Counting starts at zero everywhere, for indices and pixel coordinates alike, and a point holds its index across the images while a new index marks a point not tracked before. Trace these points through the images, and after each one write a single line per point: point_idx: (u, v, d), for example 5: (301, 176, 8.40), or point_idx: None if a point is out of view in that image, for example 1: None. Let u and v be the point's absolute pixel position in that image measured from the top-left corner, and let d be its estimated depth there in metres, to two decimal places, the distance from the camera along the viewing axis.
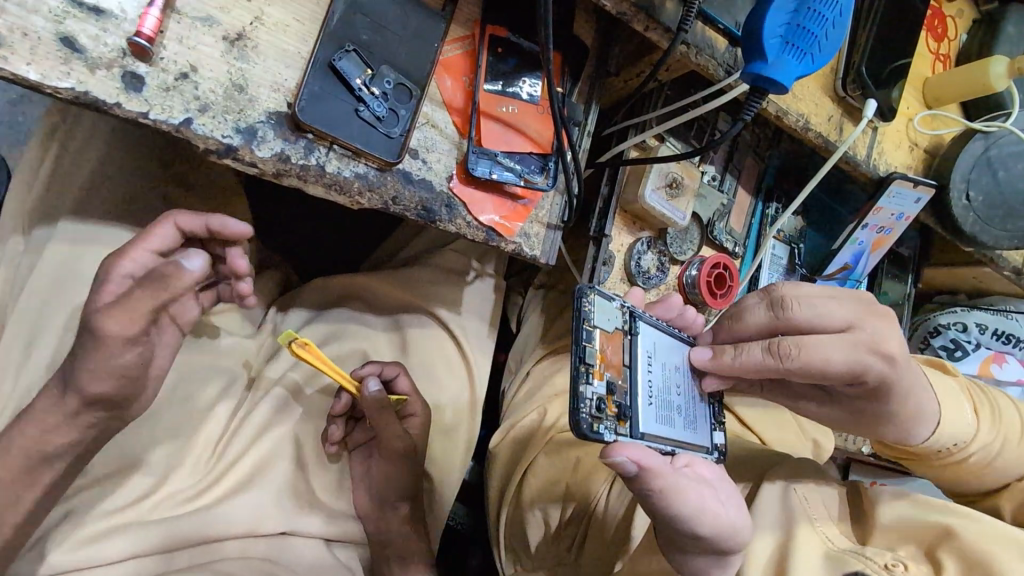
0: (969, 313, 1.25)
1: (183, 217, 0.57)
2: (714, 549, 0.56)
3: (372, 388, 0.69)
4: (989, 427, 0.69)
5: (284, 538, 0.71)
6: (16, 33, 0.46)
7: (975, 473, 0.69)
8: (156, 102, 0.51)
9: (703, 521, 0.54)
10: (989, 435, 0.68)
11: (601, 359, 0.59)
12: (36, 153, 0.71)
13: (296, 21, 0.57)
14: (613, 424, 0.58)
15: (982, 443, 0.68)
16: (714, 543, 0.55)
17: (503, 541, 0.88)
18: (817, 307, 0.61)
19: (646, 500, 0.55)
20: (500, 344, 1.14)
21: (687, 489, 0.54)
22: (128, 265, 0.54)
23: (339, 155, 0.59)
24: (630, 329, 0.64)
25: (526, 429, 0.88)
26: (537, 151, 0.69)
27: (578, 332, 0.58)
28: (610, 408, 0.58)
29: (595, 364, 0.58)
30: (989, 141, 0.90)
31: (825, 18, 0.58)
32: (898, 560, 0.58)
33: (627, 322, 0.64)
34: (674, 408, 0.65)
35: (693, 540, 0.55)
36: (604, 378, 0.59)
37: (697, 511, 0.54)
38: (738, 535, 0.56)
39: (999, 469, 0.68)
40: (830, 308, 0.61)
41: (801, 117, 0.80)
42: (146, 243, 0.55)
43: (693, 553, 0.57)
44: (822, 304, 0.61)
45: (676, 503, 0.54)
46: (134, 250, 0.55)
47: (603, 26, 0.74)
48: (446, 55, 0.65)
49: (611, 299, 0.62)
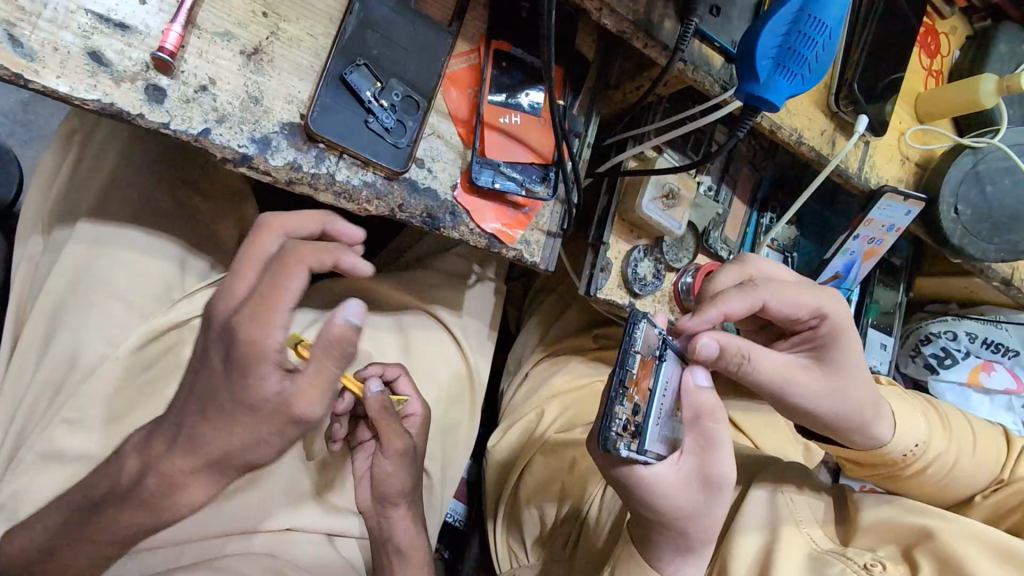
0: (959, 322, 1.27)
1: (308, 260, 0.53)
2: (681, 544, 0.59)
3: (374, 390, 0.71)
4: (944, 438, 0.75)
5: (288, 534, 0.73)
6: (47, 48, 0.48)
7: (942, 483, 0.75)
8: (177, 113, 0.53)
9: (695, 520, 0.57)
10: (951, 446, 0.75)
11: (635, 383, 0.58)
12: (57, 156, 0.74)
13: (310, 36, 0.59)
14: (629, 441, 0.57)
15: (943, 451, 0.74)
16: (692, 544, 0.59)
17: (501, 533, 0.94)
18: (775, 272, 0.74)
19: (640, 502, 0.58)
20: (500, 346, 1.22)
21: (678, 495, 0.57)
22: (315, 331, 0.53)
23: (349, 163, 0.62)
24: (663, 355, 0.61)
25: (524, 429, 0.97)
26: (538, 161, 0.72)
27: (625, 354, 0.57)
28: (628, 428, 0.57)
29: (630, 388, 0.57)
30: (977, 157, 0.93)
31: (815, 41, 0.60)
32: (877, 559, 0.61)
33: (661, 348, 0.61)
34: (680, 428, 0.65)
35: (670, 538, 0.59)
36: (632, 401, 0.58)
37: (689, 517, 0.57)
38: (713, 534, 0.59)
39: (963, 475, 0.75)
40: (780, 272, 0.74)
41: (795, 131, 0.83)
42: (278, 303, 0.52)
43: (658, 549, 0.60)
44: (774, 269, 0.74)
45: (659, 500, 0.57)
46: (273, 313, 0.52)
47: (604, 42, 0.77)
48: (451, 68, 0.68)
49: (653, 323, 0.61)
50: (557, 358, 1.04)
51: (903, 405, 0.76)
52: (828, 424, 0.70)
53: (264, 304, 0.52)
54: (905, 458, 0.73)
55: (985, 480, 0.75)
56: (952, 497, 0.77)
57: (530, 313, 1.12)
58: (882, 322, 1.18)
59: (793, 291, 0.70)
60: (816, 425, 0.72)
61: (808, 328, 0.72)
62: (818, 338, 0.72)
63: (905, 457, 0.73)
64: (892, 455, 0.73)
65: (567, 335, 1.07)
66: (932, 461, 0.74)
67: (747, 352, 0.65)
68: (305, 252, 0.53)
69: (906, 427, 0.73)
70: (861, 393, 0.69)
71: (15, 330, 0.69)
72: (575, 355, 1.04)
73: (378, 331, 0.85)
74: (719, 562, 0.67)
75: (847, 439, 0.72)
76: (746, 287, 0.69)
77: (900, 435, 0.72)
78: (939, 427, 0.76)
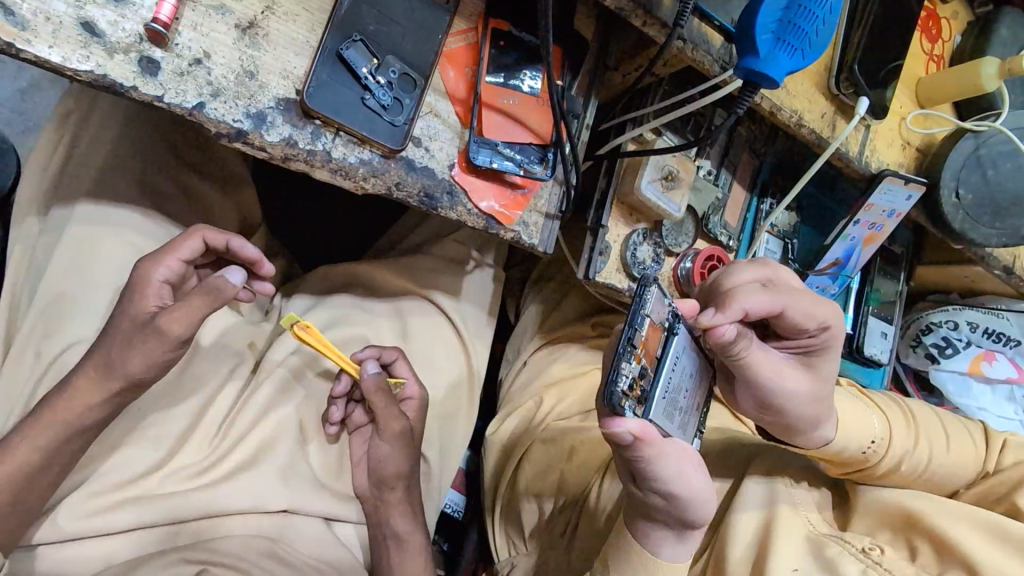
0: (960, 312, 1.25)
1: (211, 233, 0.63)
2: (676, 521, 0.58)
3: (371, 370, 0.73)
4: (904, 434, 0.73)
5: (286, 518, 0.72)
6: (39, 17, 0.48)
7: (913, 479, 0.72)
8: (170, 86, 0.53)
9: (657, 463, 0.55)
10: (909, 441, 0.72)
11: (642, 346, 0.57)
12: (51, 136, 0.74)
13: (306, 11, 0.59)
14: (633, 406, 0.56)
15: (903, 446, 0.72)
16: (674, 502, 0.56)
17: (498, 522, 0.93)
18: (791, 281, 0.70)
19: (634, 465, 0.56)
20: (499, 336, 1.21)
21: (672, 451, 0.56)
22: (163, 271, 0.60)
23: (345, 141, 0.61)
24: (671, 327, 0.61)
25: (522, 416, 0.96)
26: (536, 142, 0.71)
27: (635, 314, 0.57)
28: (634, 390, 0.57)
29: (637, 349, 0.57)
30: (979, 140, 0.92)
31: (816, 15, 0.60)
32: (875, 543, 0.61)
33: (670, 320, 0.62)
34: (680, 407, 0.63)
35: (663, 504, 0.57)
36: (639, 363, 0.57)
37: (677, 474, 0.55)
38: (693, 487, 0.56)
39: (941, 471, 0.73)
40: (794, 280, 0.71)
41: (795, 113, 0.82)
42: (176, 253, 0.61)
43: (656, 521, 0.59)
44: (789, 277, 0.71)
45: (660, 467, 0.55)
46: (167, 258, 0.61)
47: (603, 22, 0.76)
48: (450, 46, 0.67)
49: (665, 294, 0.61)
50: (557, 346, 1.04)
51: (853, 403, 0.74)
52: (788, 420, 0.69)
53: (165, 252, 0.61)
54: (864, 456, 0.70)
55: (958, 473, 0.73)
56: (935, 488, 0.74)
57: (529, 302, 1.11)
58: (883, 311, 1.17)
59: (807, 303, 0.68)
60: (781, 426, 0.71)
61: (807, 337, 0.70)
62: (816, 344, 0.70)
63: (863, 454, 0.70)
64: (850, 453, 0.70)
65: (566, 323, 1.07)
66: (893, 457, 0.71)
67: (750, 346, 0.65)
68: (202, 231, 0.62)
69: (858, 424, 0.71)
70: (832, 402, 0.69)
71: (11, 312, 0.69)
72: (574, 343, 1.04)
73: (375, 315, 0.85)
74: (716, 548, 0.67)
75: (795, 439, 0.71)
76: (768, 289, 0.66)
77: (851, 433, 0.70)
78: (894, 423, 0.74)
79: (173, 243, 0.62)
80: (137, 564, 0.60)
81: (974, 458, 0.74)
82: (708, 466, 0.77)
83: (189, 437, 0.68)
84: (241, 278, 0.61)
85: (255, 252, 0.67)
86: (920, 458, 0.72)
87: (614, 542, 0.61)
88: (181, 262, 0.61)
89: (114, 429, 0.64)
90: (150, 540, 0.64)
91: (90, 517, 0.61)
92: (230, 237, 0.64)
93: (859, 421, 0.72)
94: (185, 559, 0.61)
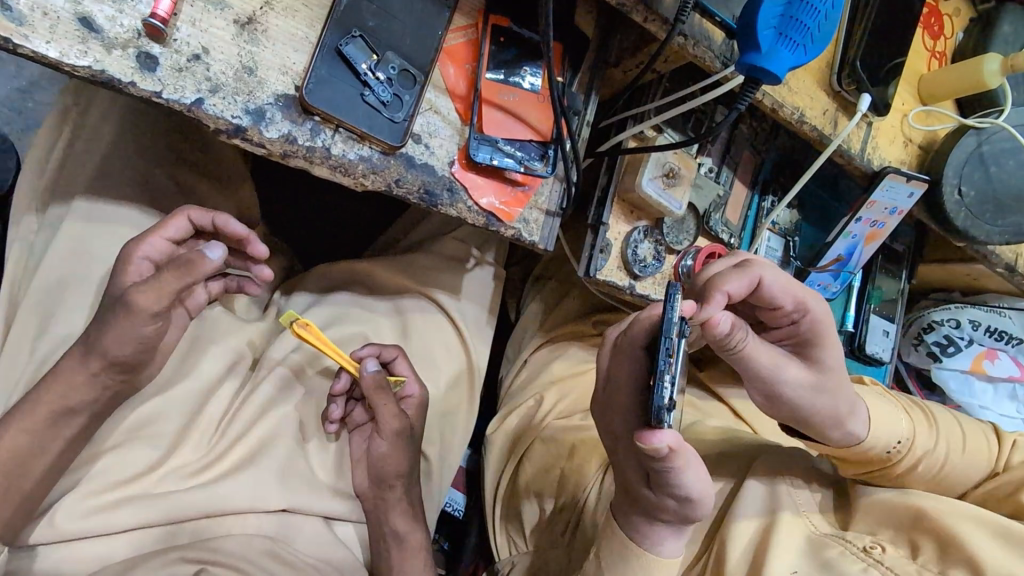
0: (963, 309, 1.26)
1: (196, 213, 0.63)
2: (683, 520, 0.58)
3: (371, 368, 0.73)
4: (926, 433, 0.72)
5: (285, 517, 0.71)
6: (36, 12, 0.48)
7: (931, 479, 0.72)
8: (169, 82, 0.53)
9: (685, 471, 0.54)
10: (931, 441, 0.72)
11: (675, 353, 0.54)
12: (49, 133, 0.73)
13: (305, 7, 0.59)
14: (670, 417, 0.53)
15: (925, 446, 0.71)
16: (689, 504, 0.56)
17: (499, 520, 0.93)
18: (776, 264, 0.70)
19: (658, 472, 0.55)
20: (499, 334, 1.21)
21: (696, 457, 0.55)
22: (145, 250, 0.61)
23: (345, 137, 0.61)
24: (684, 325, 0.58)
25: (523, 415, 0.96)
26: (537, 138, 0.70)
27: (667, 324, 0.52)
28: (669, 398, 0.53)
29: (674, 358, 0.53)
30: (981, 137, 0.92)
31: (817, 11, 0.59)
32: (876, 542, 0.61)
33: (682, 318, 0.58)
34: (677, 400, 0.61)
35: (675, 505, 0.56)
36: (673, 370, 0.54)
37: (699, 478, 0.55)
38: (706, 487, 0.56)
39: (957, 473, 0.72)
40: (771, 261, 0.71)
41: (796, 110, 0.82)
42: (161, 232, 0.62)
43: (658, 521, 0.59)
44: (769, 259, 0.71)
45: (687, 475, 0.54)
46: (152, 237, 0.61)
47: (604, 19, 0.76)
48: (450, 43, 0.67)
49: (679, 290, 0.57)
50: (557, 345, 1.03)
51: (879, 402, 0.73)
52: (802, 417, 0.69)
53: (151, 232, 0.62)
54: (889, 455, 0.70)
55: (973, 472, 0.72)
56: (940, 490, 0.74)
57: (530, 301, 1.11)
58: (885, 310, 1.17)
59: (782, 277, 0.68)
60: (797, 421, 0.70)
61: (793, 317, 0.70)
62: (800, 331, 0.70)
63: (889, 454, 0.70)
64: (877, 452, 0.70)
65: (567, 322, 1.07)
66: (916, 456, 0.71)
67: (744, 334, 0.65)
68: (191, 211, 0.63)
69: (885, 424, 0.70)
70: (844, 392, 0.68)
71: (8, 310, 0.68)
72: (574, 341, 1.03)
73: (375, 314, 0.85)
74: (716, 550, 0.67)
75: (821, 437, 0.70)
76: (743, 268, 0.67)
77: (880, 433, 0.69)
78: (917, 422, 0.73)
79: (161, 223, 0.62)
80: (134, 565, 0.59)
81: (987, 454, 0.73)
82: (709, 466, 0.76)
83: (187, 435, 0.68)
84: (221, 254, 0.59)
85: (243, 229, 0.65)
86: (942, 454, 0.72)
87: (609, 540, 0.61)
88: (167, 241, 0.62)
89: (112, 427, 0.63)
90: (148, 539, 0.64)
91: (89, 516, 0.61)
92: (218, 216, 0.64)
93: (877, 413, 0.71)
94: (184, 558, 0.61)
